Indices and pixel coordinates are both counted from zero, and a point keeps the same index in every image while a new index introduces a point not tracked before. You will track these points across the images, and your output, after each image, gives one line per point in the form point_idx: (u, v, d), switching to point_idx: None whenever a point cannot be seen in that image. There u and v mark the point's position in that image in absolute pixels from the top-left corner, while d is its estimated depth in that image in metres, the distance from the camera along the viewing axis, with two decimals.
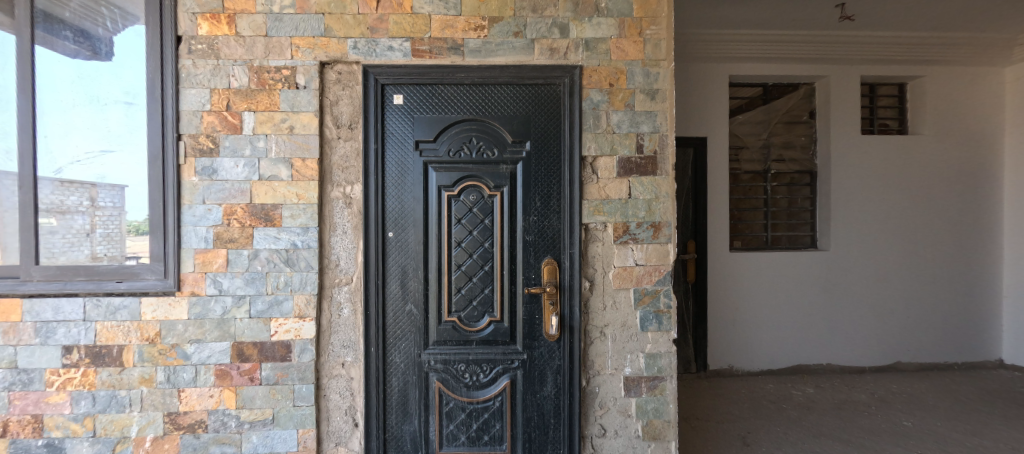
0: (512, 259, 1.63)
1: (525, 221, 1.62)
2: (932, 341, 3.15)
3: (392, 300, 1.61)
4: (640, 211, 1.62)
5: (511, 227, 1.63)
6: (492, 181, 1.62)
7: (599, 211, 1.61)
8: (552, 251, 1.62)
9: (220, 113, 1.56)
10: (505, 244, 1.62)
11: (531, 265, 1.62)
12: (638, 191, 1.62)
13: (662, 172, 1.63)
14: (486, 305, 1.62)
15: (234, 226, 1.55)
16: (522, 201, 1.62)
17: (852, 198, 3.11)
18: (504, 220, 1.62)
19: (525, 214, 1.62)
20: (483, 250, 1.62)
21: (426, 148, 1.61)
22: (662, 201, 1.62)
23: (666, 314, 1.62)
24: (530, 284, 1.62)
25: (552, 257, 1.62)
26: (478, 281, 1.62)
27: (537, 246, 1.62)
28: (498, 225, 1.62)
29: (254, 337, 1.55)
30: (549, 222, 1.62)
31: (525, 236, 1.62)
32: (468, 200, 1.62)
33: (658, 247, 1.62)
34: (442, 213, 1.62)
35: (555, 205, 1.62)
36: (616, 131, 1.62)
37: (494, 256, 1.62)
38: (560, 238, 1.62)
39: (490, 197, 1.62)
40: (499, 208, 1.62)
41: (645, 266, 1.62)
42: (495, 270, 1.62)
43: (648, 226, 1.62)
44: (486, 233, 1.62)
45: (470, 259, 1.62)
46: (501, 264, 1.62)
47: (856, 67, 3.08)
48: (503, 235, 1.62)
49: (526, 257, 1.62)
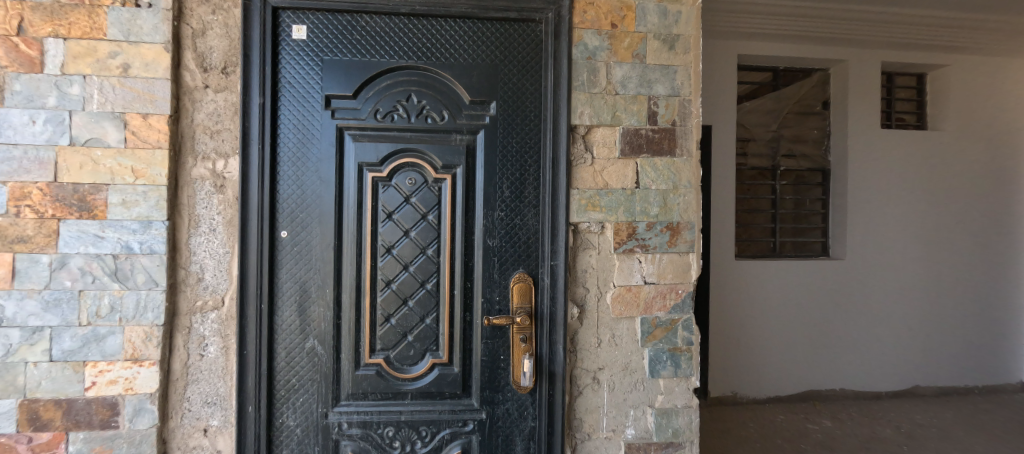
0: (466, 273, 1.11)
1: (486, 219, 1.11)
2: (951, 363, 2.80)
3: (284, 334, 1.07)
4: (651, 207, 1.13)
5: (465, 227, 1.11)
6: (439, 160, 1.10)
7: (594, 206, 1.11)
8: (524, 263, 1.12)
9: (8, 40, 0.98)
10: (456, 251, 1.11)
11: (495, 284, 1.11)
12: (649, 179, 1.13)
13: (683, 152, 1.14)
14: (427, 342, 1.10)
15: (25, 217, 0.98)
16: (482, 189, 1.11)
17: (869, 201, 2.73)
18: (455, 215, 1.11)
19: (487, 208, 1.10)
20: (423, 260, 1.10)
21: (342, 107, 1.08)
22: (684, 192, 1.14)
23: (685, 354, 1.14)
24: (492, 310, 1.11)
25: (525, 271, 1.12)
26: (415, 305, 1.10)
27: (503, 255, 1.11)
28: (446, 224, 1.10)
29: (56, 392, 0.99)
30: (521, 221, 1.12)
31: (486, 240, 1.10)
32: (403, 186, 1.10)
33: (674, 257, 1.14)
34: (363, 205, 1.09)
35: (530, 197, 1.12)
36: (619, 91, 1.13)
37: (441, 269, 1.10)
38: (536, 243, 1.12)
39: (434, 181, 1.11)
40: (448, 199, 1.10)
41: (657, 286, 1.14)
42: (441, 290, 1.10)
43: (662, 228, 1.13)
44: (429, 234, 1.10)
45: (404, 273, 1.10)
46: (449, 280, 1.10)
47: (876, 52, 2.70)
48: (453, 237, 1.11)
49: (486, 271, 1.11)
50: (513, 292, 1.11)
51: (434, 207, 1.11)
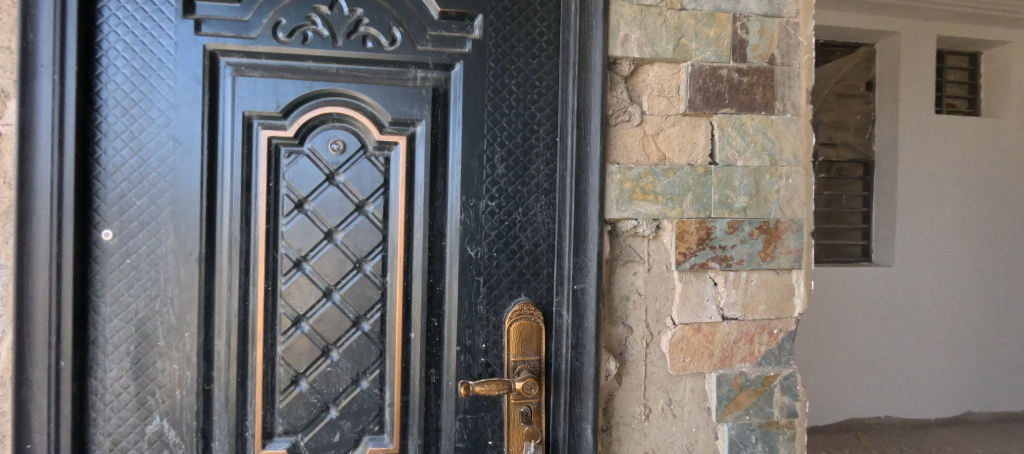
0: (431, 301, 0.66)
1: (465, 213, 0.66)
2: (1007, 385, 2.44)
3: (106, 412, 0.61)
4: (736, 197, 0.69)
5: (430, 226, 0.66)
6: (388, 113, 0.65)
7: (644, 194, 0.67)
8: (528, 285, 0.67)
9: None
10: (414, 267, 0.66)
11: (479, 321, 0.66)
12: (734, 151, 0.69)
13: (787, 109, 0.71)
14: (364, 419, 0.65)
15: None
16: (460, 161, 0.65)
17: (920, 198, 2.34)
18: (413, 204, 0.66)
19: (467, 195, 0.66)
20: (359, 280, 0.65)
21: (214, 19, 0.61)
22: (786, 173, 0.71)
23: (784, 431, 0.72)
24: (474, 364, 0.67)
25: (530, 300, 0.67)
26: (344, 359, 0.64)
27: (494, 274, 0.67)
28: (398, 220, 0.65)
29: None
30: (525, 215, 0.67)
31: (465, 247, 0.66)
32: (324, 155, 0.64)
33: (770, 277, 0.71)
34: (252, 185, 0.63)
35: (538, 176, 0.67)
36: (687, 5, 0.68)
37: (390, 296, 0.65)
38: (549, 254, 0.68)
39: (379, 147, 0.65)
40: (400, 177, 0.65)
41: (740, 323, 0.71)
42: (390, 330, 0.65)
43: (753, 231, 0.70)
44: (370, 238, 0.65)
45: (326, 304, 0.64)
46: (404, 315, 0.65)
47: (931, 24, 2.31)
48: (410, 243, 0.66)
49: (464, 299, 0.66)
50: (510, 334, 0.66)
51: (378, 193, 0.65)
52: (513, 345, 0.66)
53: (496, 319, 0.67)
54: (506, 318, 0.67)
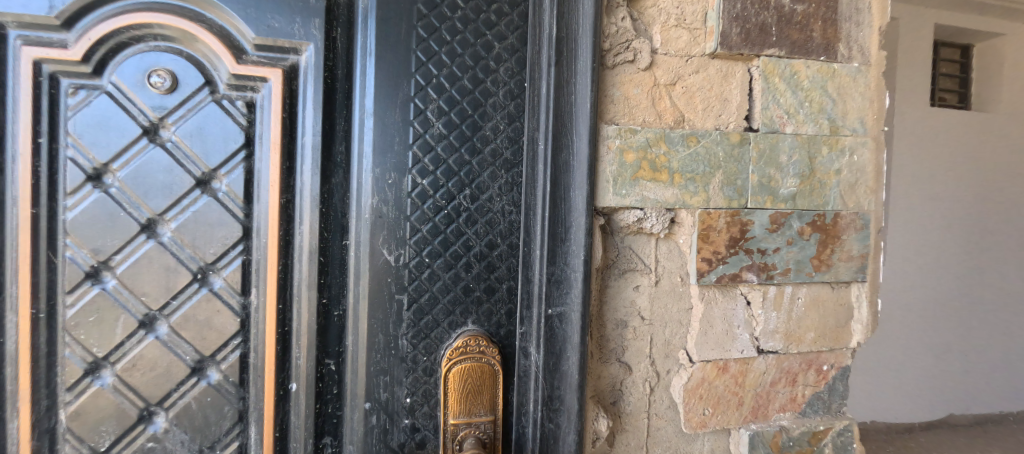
0: (325, 332, 0.43)
1: (380, 195, 0.42)
2: None
3: None
4: (782, 180, 0.48)
5: (324, 215, 0.42)
6: (250, 32, 0.39)
7: (654, 173, 0.45)
8: (479, 308, 0.44)
9: None
10: (297, 279, 0.42)
11: (402, 363, 0.43)
12: (781, 112, 0.48)
13: (853, 55, 0.50)
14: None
15: None
16: (372, 113, 0.41)
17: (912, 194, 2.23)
18: (294, 180, 0.41)
19: (383, 167, 0.42)
20: (204, 302, 0.40)
21: None
22: (849, 147, 0.50)
23: None
24: (393, 428, 0.43)
25: (481, 330, 0.44)
26: (177, 426, 0.40)
27: (425, 291, 0.43)
28: (269, 204, 0.40)
29: None
30: (475, 201, 0.44)
31: (378, 250, 0.42)
32: (136, 96, 0.37)
33: (823, 293, 0.51)
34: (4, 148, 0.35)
35: (497, 141, 0.44)
36: None
37: (256, 325, 0.41)
38: (511, 261, 0.45)
39: (235, 86, 0.40)
40: (273, 136, 0.40)
41: (780, 360, 0.51)
42: (257, 379, 0.41)
43: (803, 229, 0.49)
44: (219, 234, 0.40)
45: (145, 341, 0.39)
46: (279, 354, 0.42)
47: None
48: (290, 242, 0.41)
49: (377, 329, 0.42)
50: (448, 384, 0.43)
51: (235, 161, 0.40)
52: (452, 400, 0.43)
53: (429, 359, 0.44)
54: (444, 358, 0.43)
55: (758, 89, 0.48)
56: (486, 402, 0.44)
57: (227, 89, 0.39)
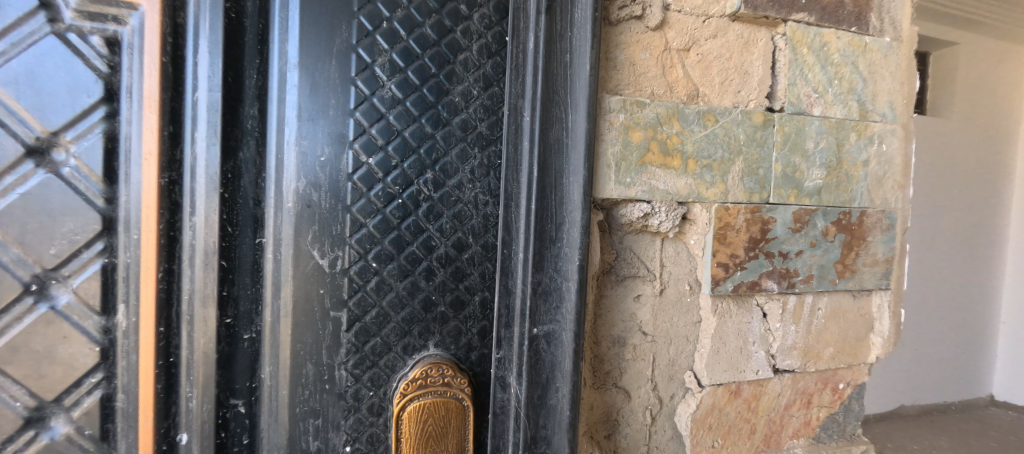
0: (230, 363, 0.31)
1: (309, 177, 0.31)
2: None
3: None
4: (807, 171, 0.41)
5: (227, 203, 0.30)
6: None
7: (664, 157, 0.36)
8: (444, 326, 0.34)
9: None
10: (187, 293, 0.29)
11: (340, 401, 0.32)
12: (809, 90, 0.41)
13: (884, 28, 0.43)
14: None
15: None
16: (296, 65, 0.30)
17: None
18: (181, 153, 0.29)
19: (313, 139, 0.30)
20: (43, 326, 0.28)
21: None
22: (878, 135, 0.43)
23: None
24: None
25: (446, 355, 0.34)
26: None
27: (371, 306, 0.33)
28: (141, 186, 0.28)
29: None
30: (439, 188, 0.33)
31: (306, 252, 0.31)
32: None
33: (844, 303, 0.44)
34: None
35: (469, 111, 0.34)
36: None
37: (126, 357, 0.29)
38: (485, 267, 0.35)
39: (91, 14, 0.27)
40: (149, 89, 0.28)
41: (797, 382, 0.43)
42: (127, 431, 0.29)
43: (829, 229, 0.42)
44: (64, 228, 0.28)
45: None
46: (159, 400, 0.29)
47: None
48: (175, 239, 0.29)
49: (306, 357, 0.31)
50: (402, 428, 0.33)
51: (90, 123, 0.28)
52: (406, 448, 0.33)
53: (377, 394, 0.33)
54: (396, 394, 0.33)
55: (784, 61, 0.40)
56: (451, 450, 0.34)
57: (75, 16, 0.27)
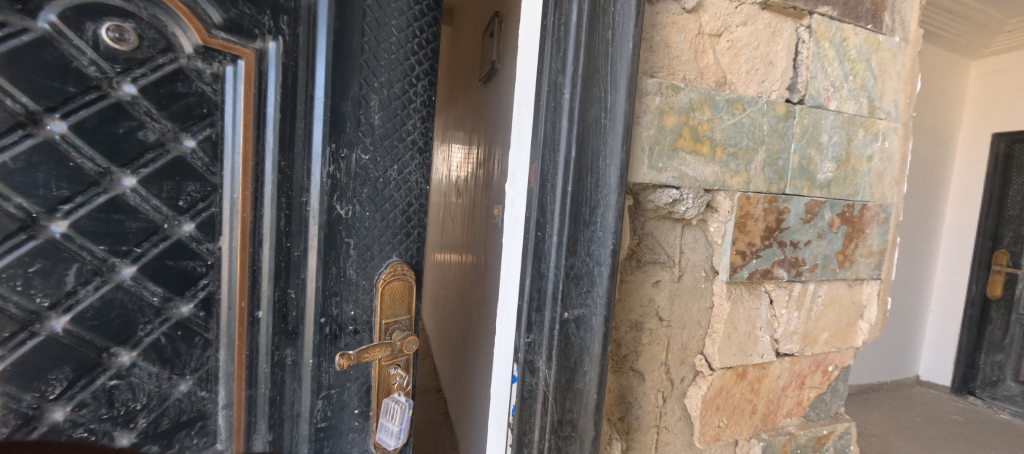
0: (287, 273, 0.36)
1: (339, 139, 0.36)
2: None
3: None
4: (818, 161, 0.42)
5: (286, 175, 0.35)
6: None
7: (694, 138, 0.36)
8: (407, 242, 0.41)
9: None
10: (263, 229, 0.34)
11: (355, 292, 0.39)
12: (828, 84, 0.41)
13: (895, 27, 0.45)
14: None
15: None
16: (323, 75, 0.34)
17: None
18: (256, 137, 0.33)
19: (335, 90, 0.35)
20: (172, 257, 0.32)
21: None
22: (882, 132, 0.45)
23: None
24: (341, 335, 0.39)
25: (407, 260, 0.41)
26: (144, 364, 0.32)
27: (367, 236, 0.38)
28: (238, 113, 0.32)
29: None
30: (397, 138, 0.38)
31: (329, 202, 0.36)
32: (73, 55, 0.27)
33: (840, 291, 0.46)
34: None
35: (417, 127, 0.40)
36: None
37: (222, 267, 0.34)
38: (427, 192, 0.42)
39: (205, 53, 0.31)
40: (237, 96, 0.32)
41: (794, 364, 0.46)
42: (227, 312, 0.34)
43: (834, 220, 0.43)
44: (186, 191, 0.32)
45: (102, 289, 0.30)
46: (247, 288, 0.35)
47: None
48: (254, 196, 0.34)
49: (329, 262, 0.37)
50: (382, 296, 0.40)
51: (194, 126, 0.31)
52: (384, 307, 0.40)
53: (367, 282, 0.39)
54: (380, 282, 0.39)
55: (807, 53, 0.40)
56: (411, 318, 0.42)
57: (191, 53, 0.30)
